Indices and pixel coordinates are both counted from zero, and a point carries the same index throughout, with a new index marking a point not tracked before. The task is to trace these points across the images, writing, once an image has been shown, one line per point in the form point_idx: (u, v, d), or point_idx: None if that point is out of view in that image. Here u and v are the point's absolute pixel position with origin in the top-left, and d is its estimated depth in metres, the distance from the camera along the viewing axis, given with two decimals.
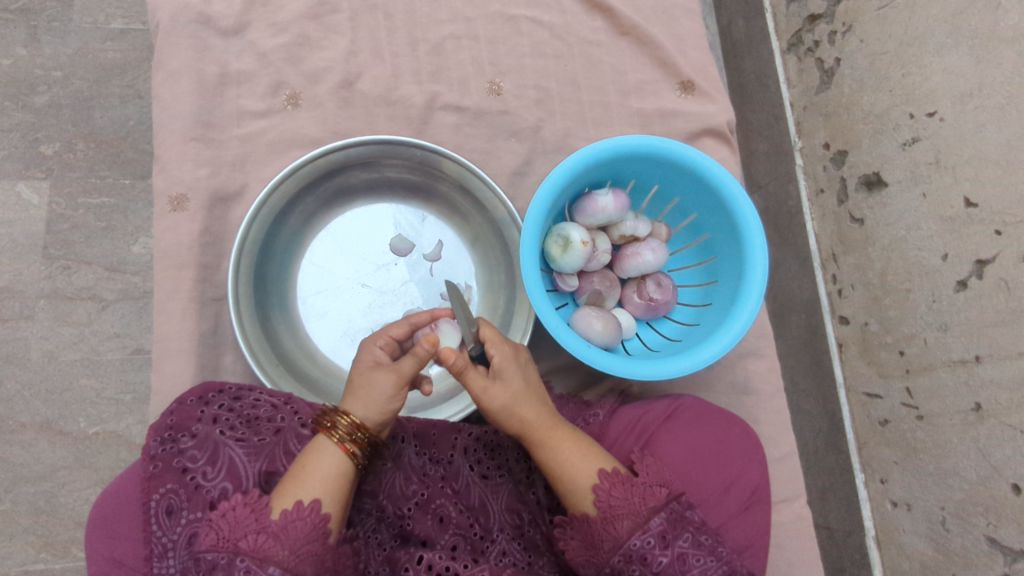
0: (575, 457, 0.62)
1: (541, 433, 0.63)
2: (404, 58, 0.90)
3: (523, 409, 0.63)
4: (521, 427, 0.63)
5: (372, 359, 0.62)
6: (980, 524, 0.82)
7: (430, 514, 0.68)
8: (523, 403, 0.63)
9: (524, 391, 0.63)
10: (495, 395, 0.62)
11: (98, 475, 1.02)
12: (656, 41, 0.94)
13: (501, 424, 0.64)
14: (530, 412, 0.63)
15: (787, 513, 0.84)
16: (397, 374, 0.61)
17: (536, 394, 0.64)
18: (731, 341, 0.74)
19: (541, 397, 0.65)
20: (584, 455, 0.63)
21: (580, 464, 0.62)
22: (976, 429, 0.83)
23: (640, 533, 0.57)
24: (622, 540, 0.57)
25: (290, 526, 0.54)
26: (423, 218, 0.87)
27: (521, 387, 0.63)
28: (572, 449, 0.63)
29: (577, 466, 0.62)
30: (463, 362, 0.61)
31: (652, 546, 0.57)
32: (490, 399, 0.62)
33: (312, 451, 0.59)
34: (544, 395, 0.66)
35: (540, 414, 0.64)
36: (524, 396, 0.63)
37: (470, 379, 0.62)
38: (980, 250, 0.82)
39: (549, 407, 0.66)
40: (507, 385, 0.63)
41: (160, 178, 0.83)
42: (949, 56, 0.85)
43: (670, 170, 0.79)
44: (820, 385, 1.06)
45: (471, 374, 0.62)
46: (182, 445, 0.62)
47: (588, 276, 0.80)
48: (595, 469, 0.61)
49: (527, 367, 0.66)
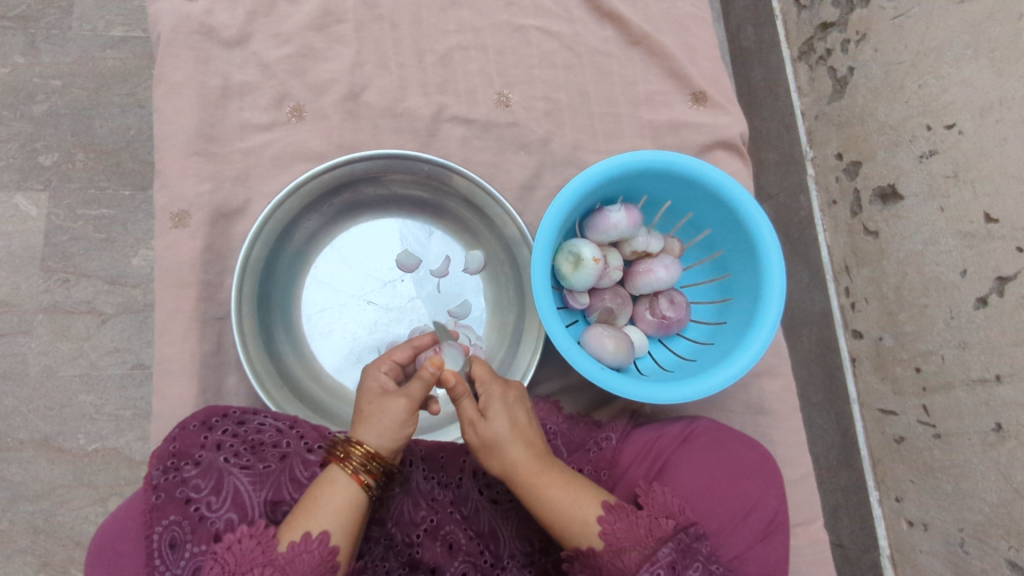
0: (563, 502, 0.58)
1: (524, 476, 0.60)
2: (411, 69, 0.88)
3: (506, 450, 0.59)
4: (502, 468, 0.60)
5: (379, 387, 0.61)
6: (1000, 547, 0.80)
7: (439, 540, 0.67)
8: (506, 443, 0.59)
9: (511, 432, 0.60)
10: (479, 433, 0.60)
11: (98, 494, 1.00)
12: (668, 51, 0.92)
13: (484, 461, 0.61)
14: (513, 454, 0.60)
15: (804, 536, 0.82)
16: (408, 399, 0.59)
17: (524, 437, 0.60)
18: (747, 364, 0.72)
19: (531, 439, 0.61)
20: (572, 500, 0.59)
21: (570, 509, 0.58)
22: (997, 450, 0.81)
23: (647, 565, 0.55)
24: (630, 574, 0.55)
25: (297, 560, 0.52)
26: (430, 233, 0.85)
27: (505, 429, 0.59)
28: (559, 492, 0.59)
29: (568, 511, 0.58)
30: (463, 388, 0.60)
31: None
32: (473, 433, 0.60)
33: (324, 481, 0.57)
34: (536, 436, 0.62)
35: (525, 457, 0.60)
36: (508, 438, 0.59)
37: (462, 409, 0.60)
38: (1001, 267, 0.80)
39: (542, 449, 0.61)
40: (491, 426, 0.59)
41: (162, 194, 0.81)
42: (969, 67, 0.83)
43: (684, 186, 0.77)
44: (834, 401, 1.04)
45: (465, 403, 0.60)
46: (185, 474, 0.59)
47: (599, 293, 0.78)
48: (596, 504, 0.59)
49: (519, 405, 0.62)
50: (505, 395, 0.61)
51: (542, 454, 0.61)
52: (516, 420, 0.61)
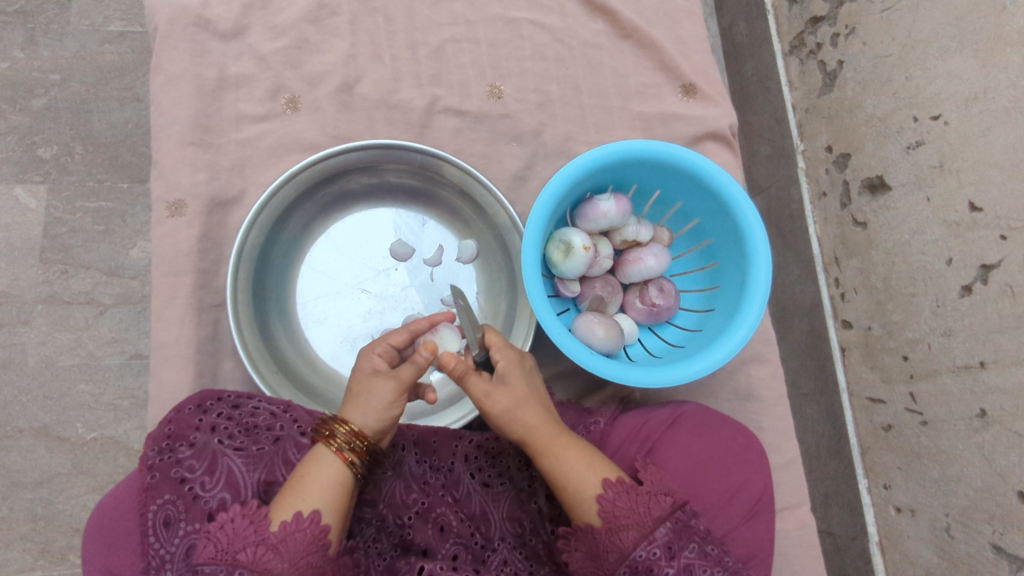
0: (582, 465, 0.61)
1: (543, 440, 0.62)
2: (404, 62, 0.90)
3: (526, 414, 0.62)
4: (521, 432, 0.62)
5: (371, 367, 0.62)
6: (985, 531, 0.82)
7: (430, 522, 0.67)
8: (526, 407, 0.62)
9: (530, 396, 0.63)
10: (499, 398, 0.62)
11: (96, 482, 1.02)
12: (658, 44, 0.93)
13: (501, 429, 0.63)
14: (533, 417, 0.62)
15: (791, 520, 0.83)
16: (397, 381, 0.61)
17: (539, 402, 0.64)
18: (734, 348, 0.73)
19: (545, 405, 0.64)
20: (589, 463, 0.61)
21: (585, 473, 0.60)
22: (981, 436, 0.82)
23: (645, 544, 0.55)
24: (628, 552, 0.55)
25: (290, 539, 0.53)
26: (423, 222, 0.86)
27: (526, 392, 0.63)
28: (576, 456, 0.61)
29: (583, 475, 0.60)
30: (464, 366, 0.61)
31: (658, 557, 0.55)
32: (491, 403, 0.62)
33: (311, 461, 0.58)
34: (547, 404, 0.65)
35: (543, 420, 0.63)
36: (528, 401, 0.62)
37: (472, 384, 0.62)
38: (985, 255, 0.81)
39: (553, 417, 0.64)
40: (512, 390, 0.62)
41: (158, 184, 0.83)
42: (954, 59, 0.84)
43: (673, 175, 0.79)
44: (824, 390, 1.05)
45: (471, 379, 0.62)
46: (180, 454, 0.61)
47: (589, 282, 0.79)
48: (599, 479, 0.60)
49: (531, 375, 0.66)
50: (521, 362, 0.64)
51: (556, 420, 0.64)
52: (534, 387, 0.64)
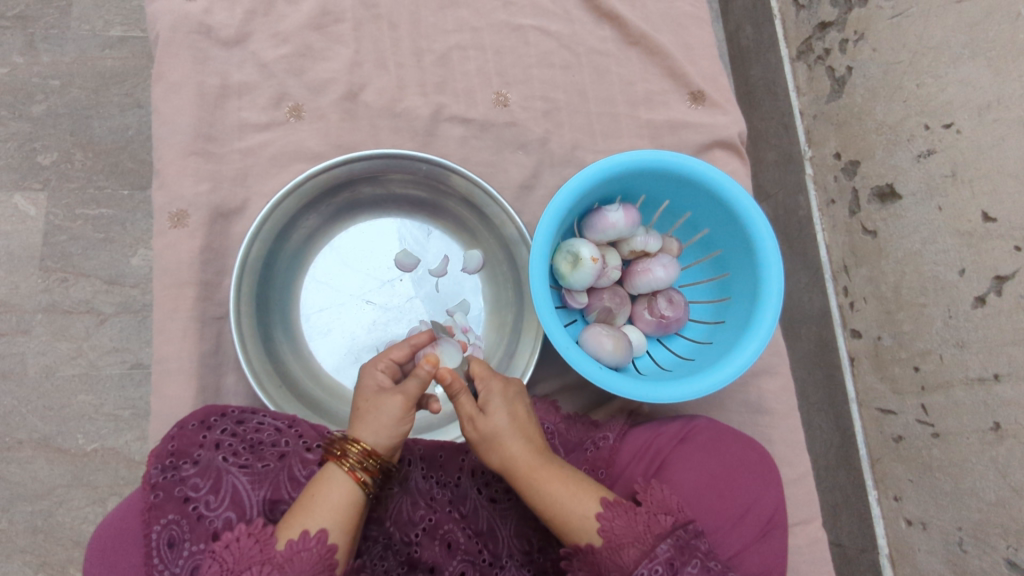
0: (564, 496, 0.58)
1: (524, 472, 0.59)
2: (409, 69, 0.88)
3: (505, 444, 0.60)
4: (502, 462, 0.60)
5: (376, 384, 0.61)
6: (999, 546, 0.81)
7: (438, 539, 0.66)
8: (505, 437, 0.60)
9: (512, 426, 0.60)
10: (479, 427, 0.60)
11: (97, 494, 1.00)
12: (666, 50, 0.92)
13: (484, 458, 0.61)
14: (514, 448, 0.60)
15: (802, 535, 0.82)
16: (404, 396, 0.59)
17: (523, 431, 0.61)
18: (743, 364, 0.72)
19: (530, 435, 0.61)
20: (572, 495, 0.59)
21: (568, 504, 0.58)
22: (995, 449, 0.81)
23: (647, 561, 0.55)
24: (629, 570, 0.55)
25: (296, 558, 0.52)
26: (428, 232, 0.85)
27: (505, 423, 0.60)
28: (559, 488, 0.59)
29: (564, 507, 0.58)
30: (459, 384, 0.60)
31: (660, 574, 0.55)
32: (472, 429, 0.61)
33: (322, 479, 0.57)
34: (535, 433, 0.62)
35: (525, 451, 0.60)
36: (507, 433, 0.60)
37: (461, 405, 0.61)
38: (999, 266, 0.80)
39: (541, 445, 0.61)
40: (491, 420, 0.60)
41: (160, 194, 0.81)
42: (966, 67, 0.83)
43: (683, 185, 0.77)
44: (833, 400, 1.04)
45: (463, 399, 0.61)
46: (183, 473, 0.59)
47: (597, 293, 0.78)
48: (596, 500, 0.59)
49: (519, 402, 0.63)
50: (504, 388, 0.62)
51: (542, 450, 0.61)
52: (517, 415, 0.61)
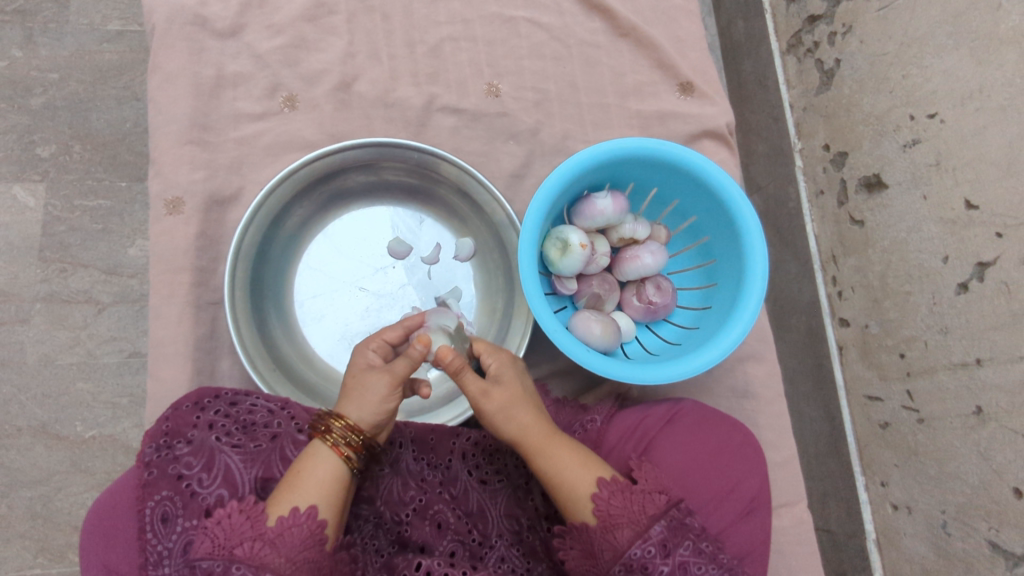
0: (577, 463, 0.61)
1: (537, 441, 0.61)
2: (402, 60, 0.90)
3: (520, 414, 0.61)
4: (515, 433, 0.61)
5: (365, 362, 0.62)
6: (981, 528, 0.82)
7: (428, 519, 0.68)
8: (519, 407, 0.62)
9: (525, 397, 0.63)
10: (492, 398, 0.61)
11: (95, 480, 1.02)
12: (655, 42, 0.94)
13: (494, 429, 0.62)
14: (526, 418, 0.62)
15: (788, 517, 0.84)
16: (391, 375, 0.60)
17: (533, 403, 0.63)
18: (729, 347, 0.73)
19: (537, 407, 0.64)
20: (584, 462, 0.61)
21: (581, 472, 0.60)
22: (978, 433, 0.82)
23: (641, 542, 0.56)
24: (623, 550, 0.56)
25: (287, 533, 0.53)
26: (421, 220, 0.87)
27: (519, 392, 0.62)
28: (572, 456, 0.61)
29: (578, 474, 0.60)
30: (460, 362, 0.60)
31: (653, 555, 0.56)
32: (485, 402, 0.61)
33: (308, 456, 0.58)
34: (540, 406, 0.64)
35: (537, 421, 0.62)
36: (523, 402, 0.62)
37: (465, 382, 0.61)
38: (981, 253, 0.81)
39: (548, 418, 0.64)
40: (505, 389, 0.62)
41: (156, 182, 0.83)
42: (950, 57, 0.84)
43: (670, 173, 0.79)
44: (821, 388, 1.06)
45: (468, 376, 0.60)
46: (177, 452, 0.61)
47: (587, 280, 0.79)
48: (593, 477, 0.60)
49: (525, 377, 0.65)
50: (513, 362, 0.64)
51: (549, 422, 0.63)
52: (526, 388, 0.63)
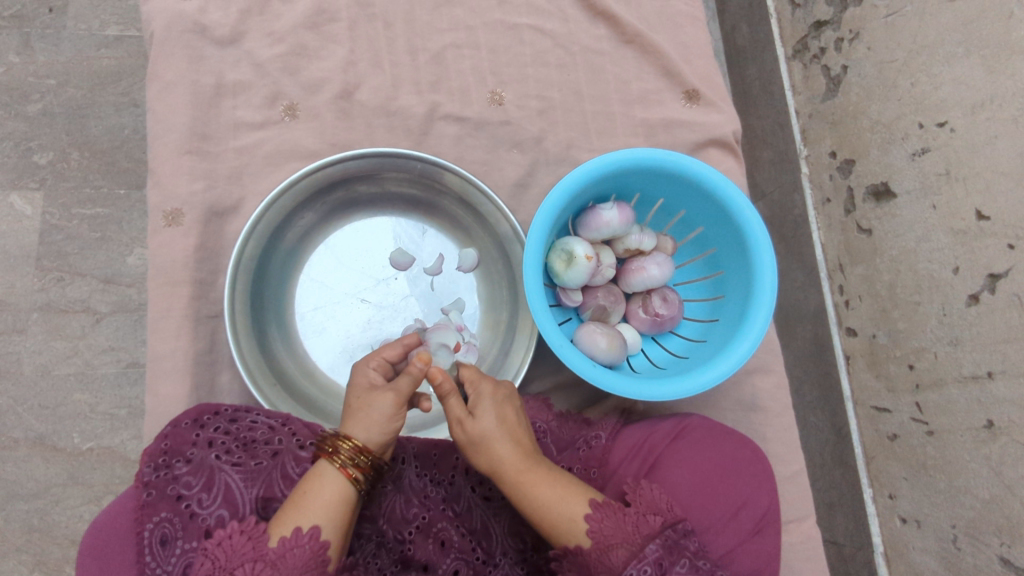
0: (551, 500, 0.58)
1: (511, 475, 0.59)
2: (404, 68, 0.88)
3: (493, 448, 0.59)
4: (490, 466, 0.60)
5: (368, 382, 0.61)
6: (992, 543, 0.81)
7: (431, 538, 0.66)
8: (493, 440, 0.59)
9: (500, 429, 0.60)
10: (467, 430, 0.60)
11: (93, 492, 1.00)
12: (660, 49, 0.92)
13: (474, 460, 0.61)
14: (501, 451, 0.59)
15: (797, 533, 0.83)
16: (396, 393, 0.60)
17: (512, 434, 0.60)
18: (738, 362, 0.72)
19: (519, 438, 0.61)
20: (560, 496, 0.58)
21: (557, 505, 0.58)
22: (989, 447, 0.81)
23: (635, 562, 0.54)
24: (618, 570, 0.54)
25: (289, 555, 0.52)
26: (423, 231, 0.85)
27: (492, 425, 0.60)
28: (547, 490, 0.58)
29: (554, 509, 0.58)
30: (450, 385, 0.61)
31: (649, 575, 0.54)
32: (462, 432, 0.61)
33: (312, 476, 0.57)
34: (523, 435, 0.61)
35: (513, 454, 0.59)
36: (495, 436, 0.60)
37: (450, 407, 0.61)
38: (993, 264, 0.80)
39: (530, 447, 0.61)
40: (478, 423, 0.60)
41: (155, 193, 0.81)
42: (960, 65, 0.83)
43: (677, 184, 0.77)
44: (828, 399, 1.05)
45: (452, 402, 0.61)
46: (176, 471, 0.59)
47: (592, 291, 0.78)
48: (583, 501, 0.58)
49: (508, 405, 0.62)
50: (495, 391, 0.62)
51: (531, 453, 0.60)
52: (504, 417, 0.61)
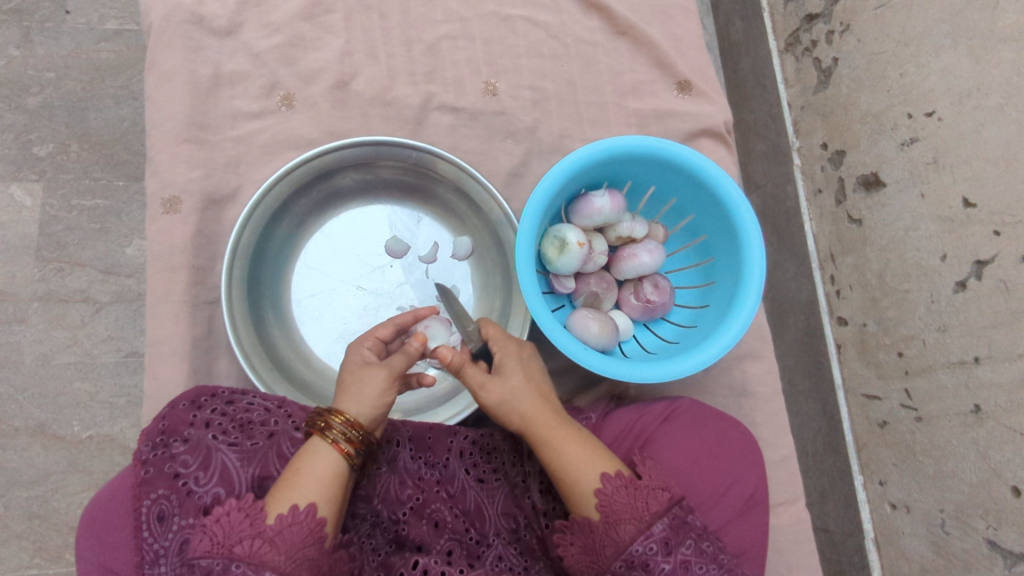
0: (578, 459, 0.60)
1: (540, 431, 0.62)
2: (400, 59, 0.90)
3: (520, 405, 0.62)
4: (521, 423, 0.62)
5: (362, 359, 0.61)
6: (980, 526, 0.82)
7: (425, 518, 0.67)
8: (521, 397, 0.62)
9: (528, 386, 0.63)
10: (494, 390, 0.62)
11: (92, 480, 1.01)
12: (653, 41, 0.94)
13: (502, 421, 0.63)
14: (528, 408, 0.62)
15: (786, 516, 0.84)
16: (388, 369, 0.60)
17: (539, 391, 0.63)
18: (727, 344, 0.73)
19: (546, 396, 0.63)
20: (586, 459, 0.60)
21: (583, 467, 0.60)
22: (976, 431, 0.82)
23: (642, 539, 0.56)
24: (625, 546, 0.56)
25: (287, 531, 0.52)
26: (419, 219, 0.86)
27: (520, 382, 0.62)
28: (573, 449, 0.61)
29: (579, 470, 0.60)
30: (461, 358, 0.62)
31: (655, 553, 0.55)
32: (487, 394, 0.62)
33: (306, 453, 0.58)
34: (548, 393, 0.64)
35: (540, 411, 0.62)
36: (523, 391, 0.62)
37: (469, 377, 0.62)
38: (979, 251, 0.81)
39: (557, 406, 0.64)
40: (505, 381, 0.62)
41: (153, 180, 0.83)
42: (947, 55, 0.84)
43: (668, 171, 0.78)
44: (819, 387, 1.06)
45: (468, 371, 0.62)
46: (174, 450, 0.60)
47: (584, 278, 0.79)
48: (597, 473, 0.59)
49: (532, 363, 0.65)
50: (523, 351, 0.65)
51: (554, 409, 0.63)
52: (531, 374, 0.64)
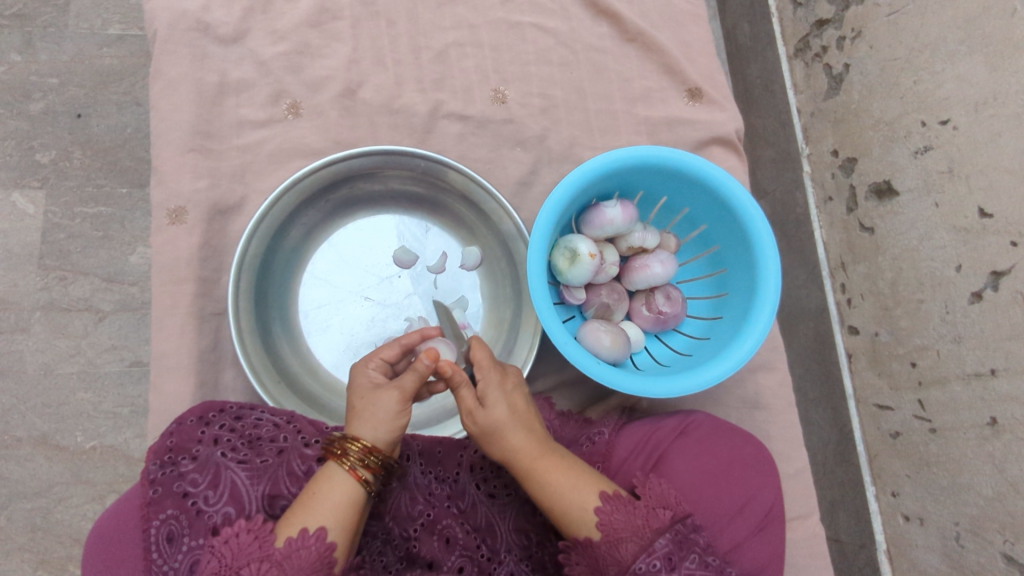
0: (564, 487, 0.59)
1: (525, 462, 0.60)
2: (407, 66, 0.88)
3: (505, 437, 0.60)
4: (504, 454, 0.60)
5: (369, 382, 0.60)
6: (996, 541, 0.81)
7: (436, 534, 0.66)
8: (506, 430, 0.60)
9: (511, 419, 0.60)
10: (479, 420, 0.60)
11: (96, 491, 1.00)
12: (664, 48, 0.92)
13: (488, 450, 0.61)
14: (515, 440, 0.60)
15: (800, 530, 0.83)
16: (400, 389, 0.59)
17: (523, 422, 0.61)
18: (742, 358, 0.72)
19: (532, 425, 0.61)
20: (573, 486, 0.59)
21: (571, 494, 0.58)
22: (992, 444, 0.81)
23: (645, 556, 0.54)
24: (627, 564, 0.55)
25: (295, 556, 0.51)
26: (427, 229, 0.85)
27: (504, 415, 0.60)
28: (561, 477, 0.59)
29: (567, 497, 0.58)
30: (462, 375, 0.60)
31: (658, 569, 0.54)
32: (473, 422, 0.60)
33: (322, 477, 0.56)
34: (535, 422, 0.62)
35: (527, 442, 0.60)
36: (507, 425, 0.60)
37: (462, 398, 0.60)
38: (995, 262, 0.80)
39: (543, 434, 0.62)
40: (489, 414, 0.60)
41: (158, 191, 0.82)
42: (963, 63, 0.83)
43: (681, 182, 0.77)
44: (830, 396, 1.05)
45: (464, 392, 0.60)
46: (182, 468, 0.59)
47: (595, 289, 0.78)
48: (595, 493, 0.59)
49: (518, 392, 0.62)
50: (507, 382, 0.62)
51: (538, 439, 0.61)
52: (514, 406, 0.61)
